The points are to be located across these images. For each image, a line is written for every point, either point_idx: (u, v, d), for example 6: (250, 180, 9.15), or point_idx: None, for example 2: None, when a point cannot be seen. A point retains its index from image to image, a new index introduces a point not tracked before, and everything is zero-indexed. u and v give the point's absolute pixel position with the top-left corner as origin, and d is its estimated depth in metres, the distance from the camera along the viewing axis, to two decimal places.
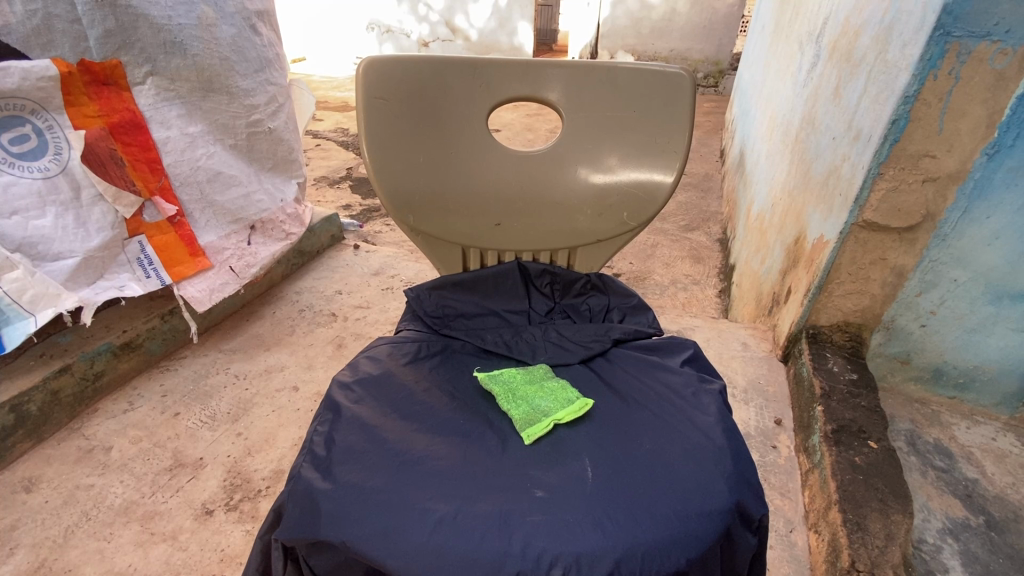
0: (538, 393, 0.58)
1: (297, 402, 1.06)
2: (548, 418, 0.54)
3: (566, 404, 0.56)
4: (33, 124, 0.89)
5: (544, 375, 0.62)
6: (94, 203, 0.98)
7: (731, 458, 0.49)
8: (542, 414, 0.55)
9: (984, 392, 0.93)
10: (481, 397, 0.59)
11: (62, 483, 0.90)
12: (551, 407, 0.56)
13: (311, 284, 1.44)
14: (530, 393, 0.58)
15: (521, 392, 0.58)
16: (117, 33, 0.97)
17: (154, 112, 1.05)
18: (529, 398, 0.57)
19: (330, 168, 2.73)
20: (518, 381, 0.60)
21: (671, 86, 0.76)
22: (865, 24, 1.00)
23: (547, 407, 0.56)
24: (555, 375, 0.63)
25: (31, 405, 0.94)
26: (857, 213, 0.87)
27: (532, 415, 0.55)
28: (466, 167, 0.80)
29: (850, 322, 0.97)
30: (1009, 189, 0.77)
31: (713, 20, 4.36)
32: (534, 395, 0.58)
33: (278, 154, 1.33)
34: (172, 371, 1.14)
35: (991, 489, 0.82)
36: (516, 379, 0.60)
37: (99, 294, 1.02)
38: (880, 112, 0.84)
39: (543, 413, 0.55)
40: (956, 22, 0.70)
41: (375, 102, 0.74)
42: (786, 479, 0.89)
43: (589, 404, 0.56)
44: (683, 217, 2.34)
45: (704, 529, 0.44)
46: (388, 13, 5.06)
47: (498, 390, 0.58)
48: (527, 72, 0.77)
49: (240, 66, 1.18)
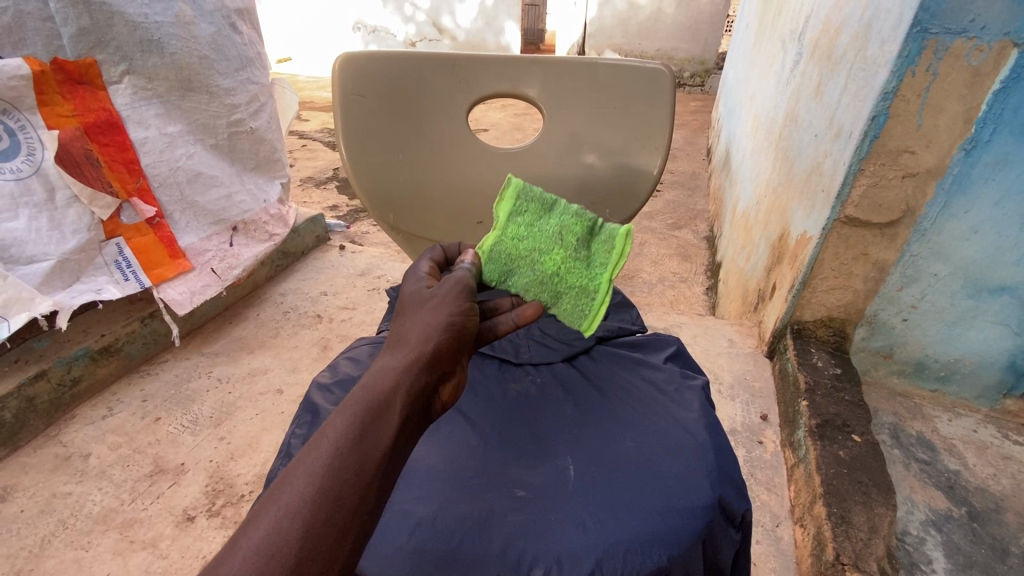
0: (575, 251, 0.64)
1: (281, 405, 1.05)
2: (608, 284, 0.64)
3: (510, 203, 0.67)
4: (4, 124, 0.87)
5: (530, 197, 0.67)
6: (69, 205, 0.96)
7: (713, 455, 0.54)
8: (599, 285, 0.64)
9: (965, 384, 0.94)
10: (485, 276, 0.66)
11: (39, 492, 0.88)
12: (602, 267, 0.64)
13: (296, 285, 1.42)
14: (565, 255, 0.64)
15: (560, 262, 0.64)
16: (91, 32, 0.95)
17: (131, 111, 1.03)
18: (577, 267, 0.64)
19: (316, 169, 2.71)
20: (530, 246, 0.65)
21: (649, 83, 0.76)
22: (846, 21, 1.01)
23: (599, 267, 0.64)
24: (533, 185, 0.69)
25: (5, 412, 0.92)
26: (839, 209, 0.88)
27: (586, 297, 0.64)
28: (445, 167, 0.79)
29: (834, 317, 0.98)
30: (987, 183, 0.78)
31: (698, 20, 4.39)
32: (574, 258, 0.64)
33: (260, 154, 1.31)
34: (152, 376, 1.12)
35: (973, 481, 0.83)
36: (514, 236, 0.66)
37: (75, 297, 1.00)
38: (861, 109, 0.84)
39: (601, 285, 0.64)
40: (932, 19, 0.71)
41: (352, 99, 0.74)
42: (772, 474, 0.89)
43: (509, 181, 0.67)
44: (670, 215, 2.35)
45: (686, 525, 0.48)
46: (373, 13, 5.03)
47: (527, 273, 0.65)
48: (506, 67, 0.76)
49: (220, 64, 1.16)
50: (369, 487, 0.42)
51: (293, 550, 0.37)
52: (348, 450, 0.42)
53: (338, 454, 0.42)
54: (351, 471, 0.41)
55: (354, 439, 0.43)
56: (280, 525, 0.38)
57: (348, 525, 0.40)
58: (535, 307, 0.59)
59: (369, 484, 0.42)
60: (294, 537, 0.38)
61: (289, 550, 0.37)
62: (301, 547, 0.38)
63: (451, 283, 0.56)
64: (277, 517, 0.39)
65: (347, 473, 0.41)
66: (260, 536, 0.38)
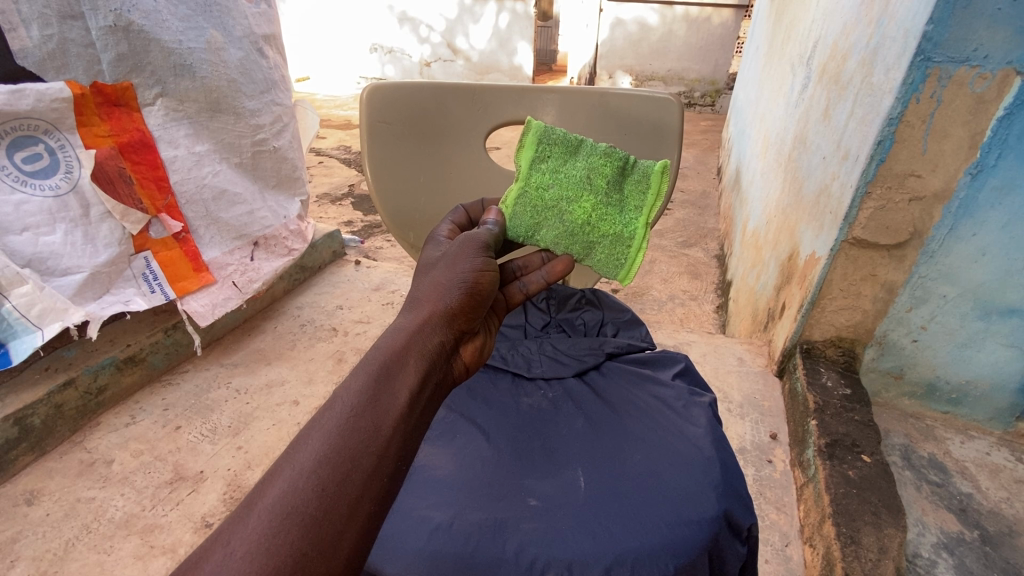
0: (604, 199, 0.70)
1: (297, 416, 1.07)
2: (641, 230, 0.70)
3: (530, 146, 0.70)
4: (45, 144, 0.92)
5: (550, 142, 0.71)
6: (103, 219, 1.01)
7: (718, 469, 0.58)
8: (632, 232, 0.70)
9: (977, 407, 0.94)
10: (513, 228, 0.70)
11: (64, 497, 0.91)
12: (633, 213, 0.70)
13: (313, 299, 1.46)
14: (594, 203, 0.69)
15: (587, 206, 0.69)
16: (129, 57, 1.00)
17: (163, 132, 1.08)
18: (609, 215, 0.70)
19: (333, 185, 2.78)
20: (557, 195, 0.70)
21: (658, 110, 0.82)
22: (852, 48, 1.03)
23: (630, 213, 0.70)
24: (551, 128, 0.72)
25: (34, 418, 0.96)
26: (847, 230, 0.89)
27: (619, 245, 0.70)
28: (462, 186, 0.87)
29: (843, 337, 0.98)
30: (993, 206, 0.79)
31: (708, 42, 4.47)
32: (604, 206, 0.70)
33: (282, 172, 1.36)
34: (173, 386, 1.15)
35: (985, 504, 0.83)
36: (539, 185, 0.70)
37: (105, 308, 1.04)
38: (866, 134, 0.87)
39: (634, 231, 0.70)
40: (936, 48, 0.73)
41: (378, 126, 0.82)
42: (782, 493, 0.89)
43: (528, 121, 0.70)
44: (680, 233, 2.37)
45: (692, 536, 0.51)
46: (389, 35, 5.18)
47: (557, 224, 0.70)
48: (523, 96, 0.83)
49: (246, 87, 1.21)
50: (379, 449, 0.46)
51: (312, 504, 0.42)
52: (362, 412, 0.48)
53: (352, 417, 0.47)
54: (365, 431, 0.47)
55: (368, 402, 0.48)
56: (300, 481, 0.43)
57: (362, 485, 0.44)
58: (564, 261, 0.69)
59: (380, 446, 0.47)
60: (312, 493, 0.43)
61: (309, 505, 0.42)
62: (319, 504, 0.42)
63: (462, 244, 0.63)
64: (298, 474, 0.44)
65: (361, 433, 0.46)
66: (282, 491, 0.42)
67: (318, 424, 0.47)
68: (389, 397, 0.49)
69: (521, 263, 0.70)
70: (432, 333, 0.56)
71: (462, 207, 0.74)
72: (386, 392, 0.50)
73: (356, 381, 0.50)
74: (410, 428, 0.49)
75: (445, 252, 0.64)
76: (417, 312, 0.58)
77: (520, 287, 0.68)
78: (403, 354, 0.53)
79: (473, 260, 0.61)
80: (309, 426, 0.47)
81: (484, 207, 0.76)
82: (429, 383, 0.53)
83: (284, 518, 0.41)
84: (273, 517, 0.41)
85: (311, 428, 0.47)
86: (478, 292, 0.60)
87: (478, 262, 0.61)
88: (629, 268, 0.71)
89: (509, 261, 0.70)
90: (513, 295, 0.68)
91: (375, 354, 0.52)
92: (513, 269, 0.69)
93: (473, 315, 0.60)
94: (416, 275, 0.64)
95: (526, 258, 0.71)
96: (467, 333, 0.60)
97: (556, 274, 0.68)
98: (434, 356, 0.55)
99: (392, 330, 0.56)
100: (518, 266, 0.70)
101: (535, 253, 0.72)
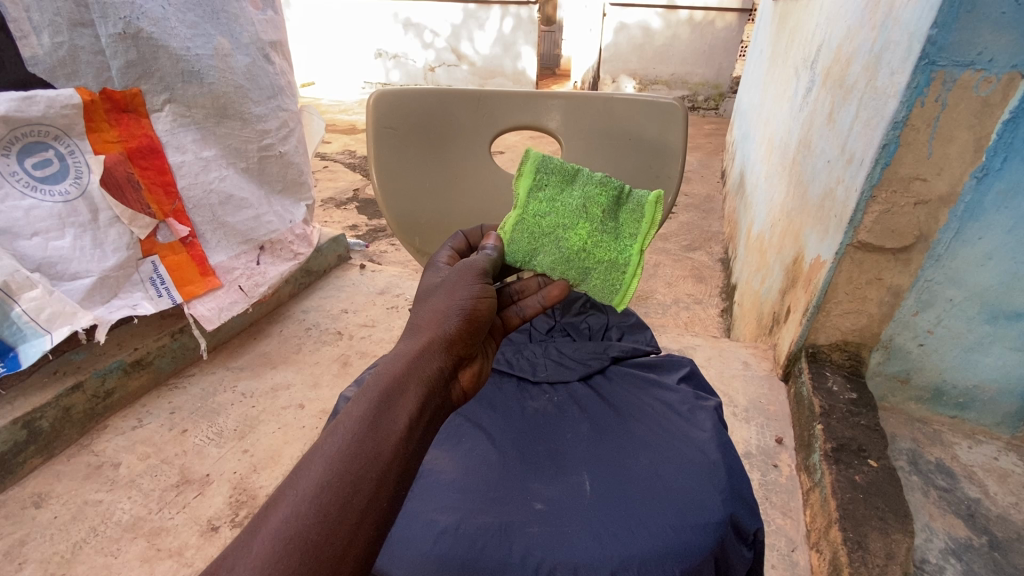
0: (599, 228, 0.70)
1: (302, 419, 1.08)
2: (635, 258, 0.70)
3: (527, 174, 0.71)
4: (55, 149, 0.93)
5: (549, 171, 0.71)
6: (111, 224, 1.02)
7: (723, 473, 0.58)
8: (627, 259, 0.70)
9: (984, 411, 0.94)
10: (512, 253, 0.71)
11: (72, 499, 0.91)
12: (627, 241, 0.71)
13: (318, 303, 1.47)
14: (591, 231, 0.70)
15: (582, 234, 0.70)
16: (137, 64, 1.01)
17: (171, 137, 1.09)
18: (604, 242, 0.70)
19: (338, 189, 2.80)
20: (554, 222, 0.70)
21: (662, 115, 0.82)
22: (855, 53, 1.04)
23: (625, 242, 0.71)
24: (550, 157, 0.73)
25: (43, 421, 0.96)
26: (853, 234, 0.89)
27: (615, 271, 0.70)
28: (467, 192, 0.87)
29: (849, 341, 0.98)
30: (999, 210, 0.79)
31: (713, 45, 4.47)
32: (600, 234, 0.70)
33: (288, 177, 1.37)
34: (180, 389, 1.16)
35: (994, 509, 0.82)
36: (536, 213, 0.71)
37: (113, 312, 1.05)
38: (870, 137, 0.87)
39: (629, 258, 0.70)
40: (940, 52, 0.73)
41: (384, 131, 0.83)
42: (788, 498, 0.89)
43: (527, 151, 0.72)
44: (684, 237, 2.37)
45: (698, 540, 0.51)
46: (394, 40, 5.21)
47: (554, 249, 0.70)
48: (527, 101, 0.83)
49: (254, 93, 1.22)
50: (380, 474, 0.46)
51: (313, 529, 0.43)
52: (364, 437, 0.48)
53: (353, 442, 0.47)
54: (366, 456, 0.47)
55: (368, 427, 0.48)
56: (301, 507, 0.44)
57: (361, 510, 0.45)
58: (559, 286, 0.68)
59: (380, 471, 0.47)
60: (313, 518, 0.43)
61: (311, 530, 0.43)
62: (320, 528, 0.43)
63: (462, 270, 0.64)
64: (300, 500, 0.44)
65: (362, 459, 0.46)
66: (284, 516, 0.43)
67: (320, 450, 0.47)
68: (389, 422, 0.49)
69: (518, 287, 0.71)
70: (431, 360, 0.55)
71: (462, 233, 0.76)
72: (386, 417, 0.50)
73: (357, 407, 0.50)
74: (410, 453, 0.49)
75: (444, 277, 0.64)
76: (418, 337, 0.58)
77: (517, 311, 0.69)
78: (404, 380, 0.53)
79: (471, 286, 0.61)
80: (312, 451, 0.48)
81: (484, 232, 0.77)
82: (427, 410, 0.52)
83: (287, 543, 0.42)
84: (277, 542, 0.42)
85: (314, 455, 0.47)
86: (476, 316, 0.60)
87: (476, 288, 0.61)
88: (625, 293, 0.70)
89: (507, 285, 0.72)
90: (511, 319, 0.69)
91: (375, 379, 0.52)
92: (511, 292, 0.70)
93: (473, 339, 0.59)
94: (416, 300, 0.64)
95: (524, 282, 0.72)
96: (467, 358, 0.59)
97: (552, 298, 0.68)
98: (433, 380, 0.54)
99: (393, 355, 0.56)
100: (516, 290, 0.71)
101: (533, 277, 0.73)
